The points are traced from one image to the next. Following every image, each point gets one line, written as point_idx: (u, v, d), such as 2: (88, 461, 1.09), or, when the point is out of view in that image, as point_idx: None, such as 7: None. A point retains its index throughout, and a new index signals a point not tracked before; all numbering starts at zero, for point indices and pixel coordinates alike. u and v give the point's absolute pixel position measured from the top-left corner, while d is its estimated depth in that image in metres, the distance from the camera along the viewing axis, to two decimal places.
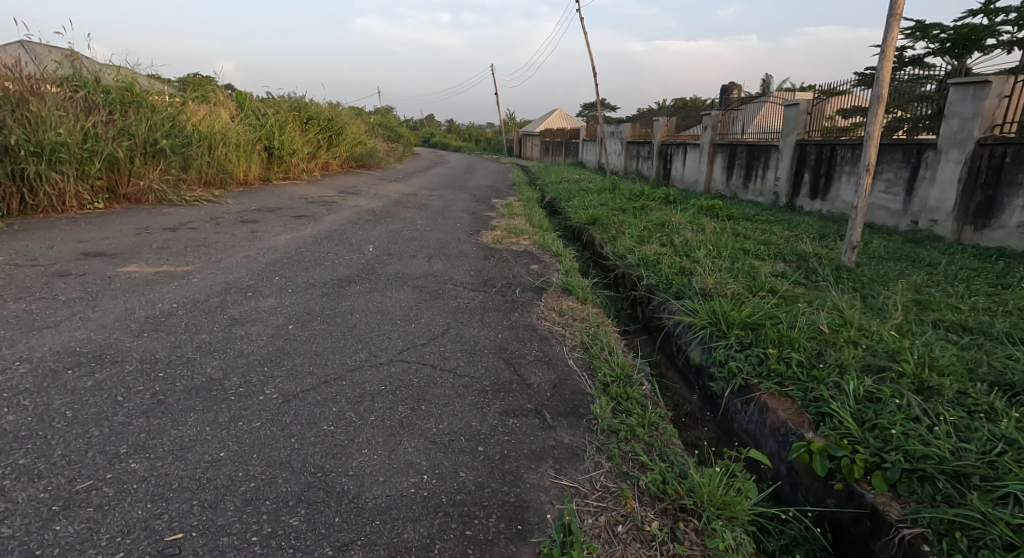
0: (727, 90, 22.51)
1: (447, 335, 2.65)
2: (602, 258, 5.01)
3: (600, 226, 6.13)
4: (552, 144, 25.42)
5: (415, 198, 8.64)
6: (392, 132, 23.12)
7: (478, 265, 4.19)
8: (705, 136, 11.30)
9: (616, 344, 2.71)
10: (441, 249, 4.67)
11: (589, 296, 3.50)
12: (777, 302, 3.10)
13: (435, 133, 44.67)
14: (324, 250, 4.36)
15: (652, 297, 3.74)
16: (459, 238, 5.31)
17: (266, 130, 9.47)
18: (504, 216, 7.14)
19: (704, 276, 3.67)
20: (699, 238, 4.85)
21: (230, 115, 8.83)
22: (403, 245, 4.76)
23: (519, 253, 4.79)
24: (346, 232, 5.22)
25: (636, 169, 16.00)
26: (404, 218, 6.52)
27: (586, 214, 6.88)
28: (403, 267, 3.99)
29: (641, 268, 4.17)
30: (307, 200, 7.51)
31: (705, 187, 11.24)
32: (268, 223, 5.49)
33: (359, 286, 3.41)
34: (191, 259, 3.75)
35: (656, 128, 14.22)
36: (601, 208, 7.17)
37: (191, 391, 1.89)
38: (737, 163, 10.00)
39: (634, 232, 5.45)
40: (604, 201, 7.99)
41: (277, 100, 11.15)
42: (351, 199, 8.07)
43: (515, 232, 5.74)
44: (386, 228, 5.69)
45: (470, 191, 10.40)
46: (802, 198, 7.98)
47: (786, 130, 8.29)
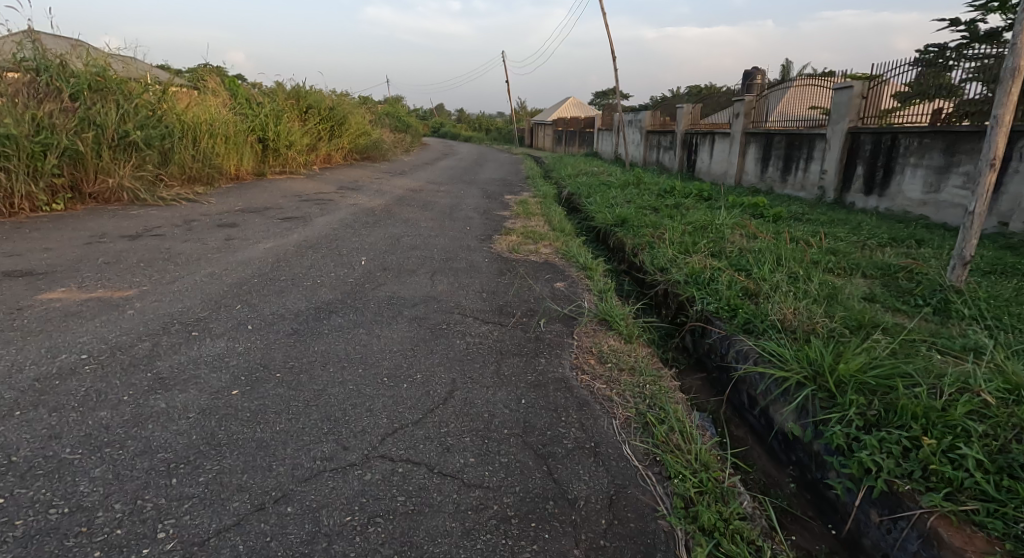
0: (749, 75, 21.56)
1: (451, 403, 1.92)
2: (638, 271, 4.28)
3: (632, 230, 5.35)
4: (565, 134, 24.47)
5: (420, 194, 7.89)
6: (400, 122, 22.31)
7: (491, 284, 3.44)
8: (736, 124, 10.40)
9: (683, 412, 1.99)
10: (447, 262, 3.94)
11: (634, 331, 2.76)
12: (891, 344, 2.34)
13: (445, 123, 43.78)
14: (308, 264, 3.64)
15: (710, 330, 3.02)
16: (469, 245, 4.57)
17: (259, 121, 8.75)
18: (520, 217, 6.38)
19: (778, 303, 2.92)
20: (756, 247, 4.06)
21: (220, 103, 8.14)
22: (404, 256, 4.04)
23: (540, 266, 4.04)
24: (337, 238, 4.50)
25: (656, 160, 15.11)
26: (407, 218, 5.78)
27: (613, 214, 6.10)
28: (400, 287, 3.26)
29: (692, 288, 3.45)
30: (302, 197, 6.81)
31: (736, 180, 10.37)
32: (250, 227, 4.78)
33: (342, 317, 2.69)
34: (139, 278, 3.05)
35: (679, 116, 13.30)
36: (629, 208, 6.37)
37: (22, 547, 1.14)
38: (774, 154, 9.12)
39: (672, 237, 4.68)
40: (630, 198, 7.18)
41: (275, 88, 10.44)
42: (351, 196, 7.34)
43: (533, 236, 4.99)
44: (385, 232, 4.96)
45: (481, 185, 9.63)
46: (853, 194, 7.13)
47: (835, 118, 7.40)
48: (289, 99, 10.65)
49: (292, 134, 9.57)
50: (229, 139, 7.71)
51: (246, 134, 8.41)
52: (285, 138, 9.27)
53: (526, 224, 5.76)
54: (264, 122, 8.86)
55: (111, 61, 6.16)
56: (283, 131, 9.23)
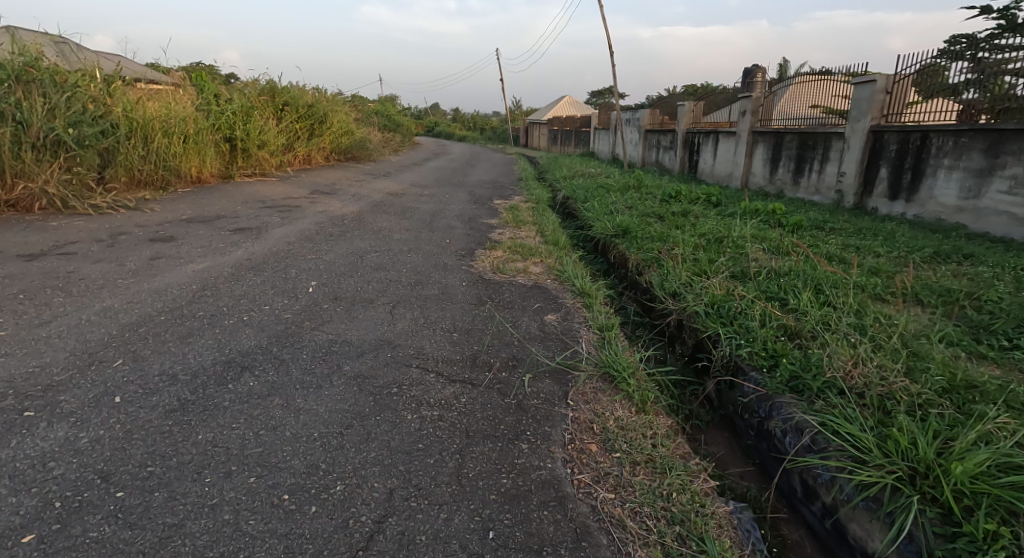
0: (749, 73, 21.11)
1: (375, 552, 1.24)
2: (646, 294, 3.63)
3: (636, 244, 4.69)
4: (561, 134, 23.85)
5: (401, 199, 7.20)
6: (391, 120, 21.58)
7: (465, 321, 2.77)
8: (743, 123, 9.76)
9: (734, 552, 1.32)
10: (414, 288, 3.26)
11: (647, 393, 2.11)
12: (1014, 422, 1.67)
13: (439, 122, 43.09)
14: (242, 292, 2.97)
15: (741, 383, 2.38)
16: (446, 264, 3.90)
17: (226, 118, 8.06)
18: (509, 226, 5.71)
19: (834, 351, 2.26)
20: (788, 267, 3.40)
21: (180, 98, 7.47)
22: (364, 281, 3.35)
23: (529, 291, 3.37)
24: (290, 256, 3.82)
25: (655, 160, 14.49)
26: (379, 228, 5.09)
27: (614, 224, 5.44)
28: (349, 327, 2.57)
29: (714, 323, 2.80)
30: (265, 203, 6.12)
31: (742, 183, 9.73)
32: (189, 242, 4.09)
33: (255, 377, 1.99)
34: (6, 318, 2.36)
35: (681, 115, 12.66)
36: (632, 216, 5.72)
37: None
38: (785, 155, 8.49)
39: (683, 252, 4.03)
40: (631, 205, 6.53)
41: (247, 84, 9.74)
42: (324, 202, 6.64)
43: (522, 251, 4.34)
44: (350, 246, 4.29)
45: (469, 188, 8.95)
46: (875, 198, 6.49)
47: (855, 115, 6.74)
48: (264, 96, 9.94)
49: (263, 133, 8.90)
50: (189, 138, 7.05)
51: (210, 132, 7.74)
52: (256, 137, 8.59)
53: (516, 235, 5.10)
54: (232, 119, 8.17)
55: (45, 47, 5.47)
56: (254, 129, 8.54)
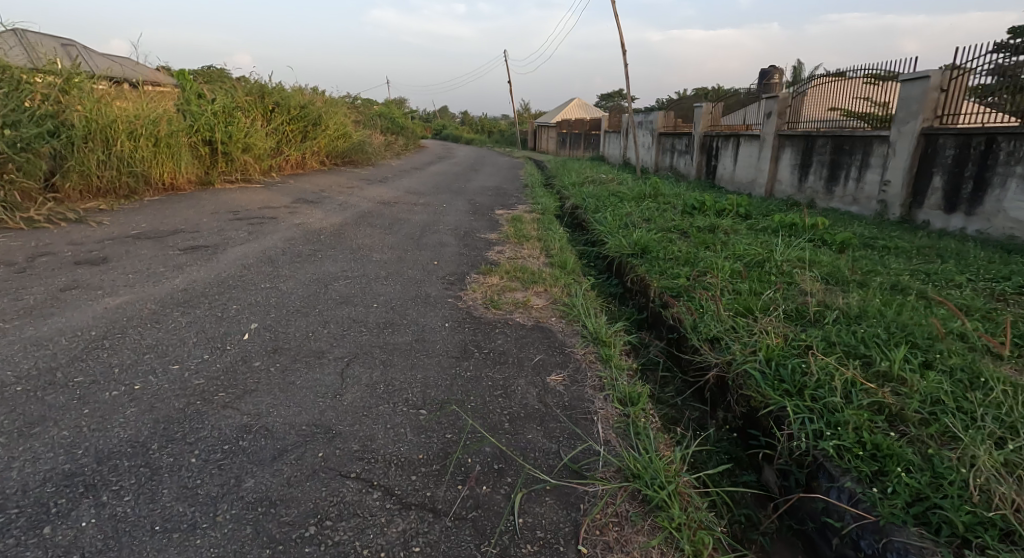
0: (766, 74, 20.38)
1: None
2: (676, 336, 2.93)
3: (658, 269, 3.98)
4: (570, 137, 23.18)
5: (392, 210, 6.53)
6: (395, 123, 20.96)
7: (439, 389, 2.07)
8: (768, 125, 9.01)
9: None
10: (382, 333, 2.57)
11: (698, 530, 1.40)
12: None
13: (446, 125, 42.57)
14: (152, 341, 2.29)
15: (824, 494, 1.67)
16: (430, 295, 3.21)
17: (206, 119, 7.48)
18: (510, 242, 5.02)
19: (975, 459, 1.52)
20: (860, 307, 2.66)
21: (152, 98, 6.87)
22: (320, 322, 2.66)
23: (529, 337, 2.67)
24: (238, 285, 3.16)
25: (670, 164, 13.77)
26: (358, 246, 4.41)
27: (631, 241, 4.74)
28: (276, 401, 1.87)
29: (776, 393, 2.09)
30: (238, 215, 5.47)
31: (767, 190, 8.99)
32: (123, 265, 3.43)
33: (96, 509, 1.30)
34: None
35: (698, 116, 11.93)
36: (652, 232, 5.00)
37: None
38: (816, 161, 7.73)
39: (718, 282, 3.33)
40: (648, 218, 5.82)
41: (234, 83, 9.15)
42: (305, 213, 5.99)
43: (522, 276, 3.66)
44: (317, 270, 3.62)
45: (470, 195, 8.29)
46: (926, 210, 5.72)
47: (902, 116, 5.97)
48: (252, 96, 9.34)
49: (248, 135, 8.32)
50: (161, 140, 6.46)
51: (187, 135, 7.17)
52: (240, 140, 8.01)
53: (518, 255, 4.41)
54: (211, 121, 7.57)
55: None
56: (237, 132, 7.95)
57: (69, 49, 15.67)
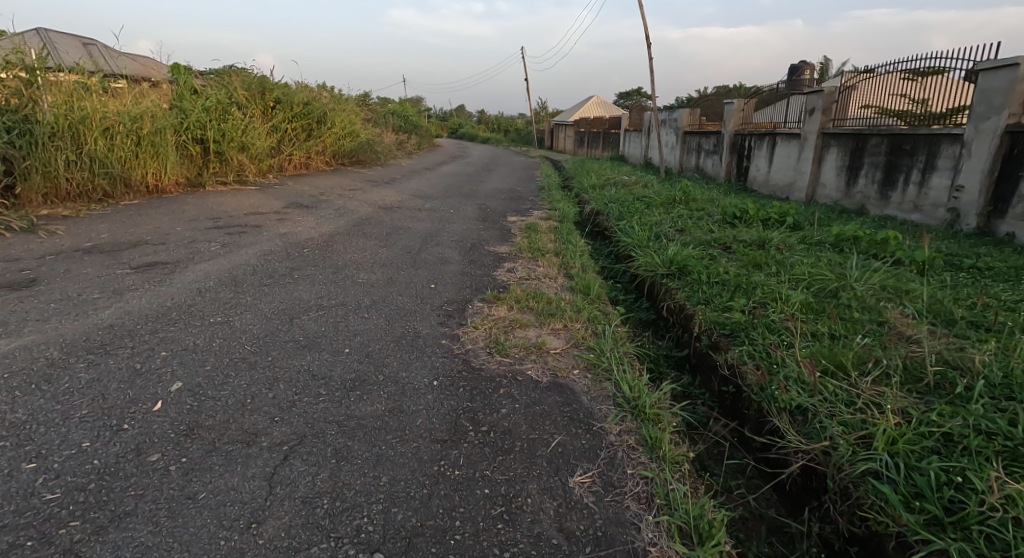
0: (796, 70, 19.44)
1: None
2: (737, 393, 2.34)
3: (704, 297, 3.29)
4: (588, 136, 22.45)
5: (393, 216, 5.92)
6: (408, 121, 20.38)
7: (410, 510, 1.40)
8: (810, 123, 8.22)
9: None
10: (346, 399, 1.92)
11: None
12: None
13: (462, 124, 42.01)
14: (25, 413, 1.67)
15: None
16: (420, 333, 2.57)
17: (198, 115, 6.96)
18: (522, 258, 4.36)
19: None
20: (1001, 368, 1.93)
21: (136, 94, 6.37)
22: (267, 379, 2.02)
23: (543, 405, 2.00)
24: (183, 319, 2.55)
25: (695, 165, 12.99)
26: (345, 263, 3.79)
27: (666, 260, 4.05)
28: (151, 543, 1.22)
29: (920, 518, 1.38)
30: (218, 223, 4.89)
31: (809, 194, 8.21)
32: (53, 289, 2.83)
33: None
34: None
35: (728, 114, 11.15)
36: (690, 248, 4.31)
37: None
38: (868, 163, 6.93)
39: (785, 321, 2.63)
40: (681, 231, 5.13)
41: (232, 78, 8.64)
42: (296, 220, 5.41)
43: (536, 306, 3.00)
44: (288, 296, 3.00)
45: (481, 200, 7.65)
46: (1010, 221, 4.90)
47: (980, 111, 5.17)
48: (252, 92, 8.82)
49: (245, 133, 7.81)
50: (145, 139, 5.95)
51: (175, 133, 6.65)
52: (235, 138, 7.49)
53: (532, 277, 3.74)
54: (203, 118, 7.05)
55: None
56: (232, 129, 7.42)
57: (81, 48, 15.40)
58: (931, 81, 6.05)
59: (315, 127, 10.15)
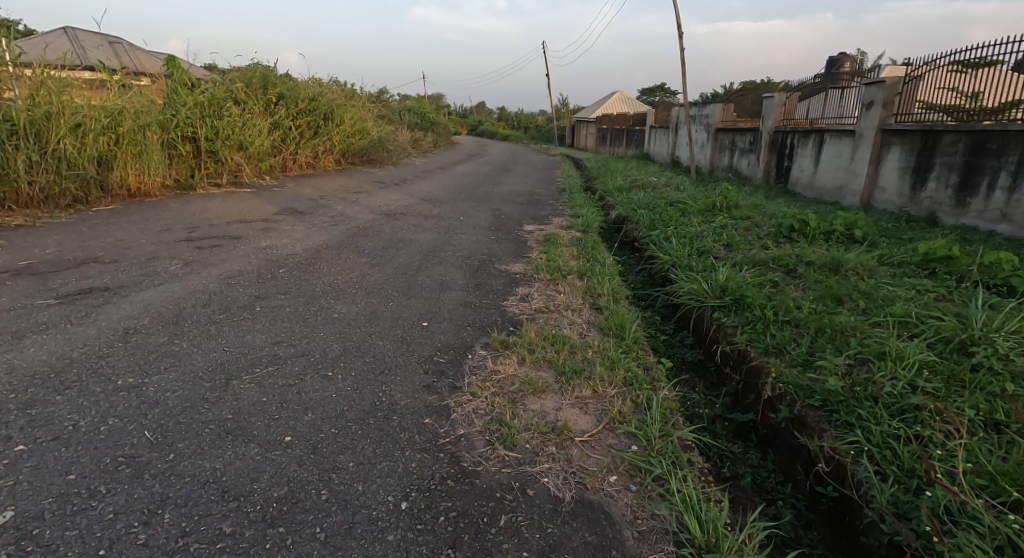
0: (833, 63, 18.32)
1: None
2: (840, 498, 1.73)
3: (776, 342, 2.57)
4: (610, 133, 21.59)
5: (395, 225, 5.28)
6: (424, 117, 19.74)
7: None
8: (867, 119, 7.36)
9: None
10: (260, 546, 1.24)
11: None
12: None
13: (481, 121, 41.38)
14: None
15: None
16: (397, 406, 1.89)
17: (189, 111, 6.43)
18: (539, 281, 3.67)
19: None
20: None
21: (118, 89, 5.84)
22: (152, 501, 1.35)
23: (565, 555, 1.29)
24: (82, 380, 1.90)
25: (728, 165, 12.12)
26: (325, 289, 3.13)
27: (718, 288, 3.33)
28: None
29: None
30: (193, 233, 4.28)
31: (864, 199, 7.39)
32: None
33: None
34: None
35: (767, 109, 10.29)
36: (745, 271, 3.57)
37: None
38: (939, 164, 6.11)
39: (906, 395, 1.91)
40: (727, 247, 4.38)
41: (232, 75, 8.11)
42: (285, 230, 4.80)
43: (557, 359, 2.31)
44: (240, 340, 2.35)
45: (495, 204, 6.97)
46: None
47: None
48: (252, 88, 8.28)
49: (244, 129, 7.26)
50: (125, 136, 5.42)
51: (163, 131, 6.11)
52: (232, 135, 6.95)
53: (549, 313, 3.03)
54: (195, 115, 6.49)
55: None
56: (227, 126, 6.87)
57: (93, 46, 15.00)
58: (982, 74, 5.74)
59: (322, 125, 9.59)
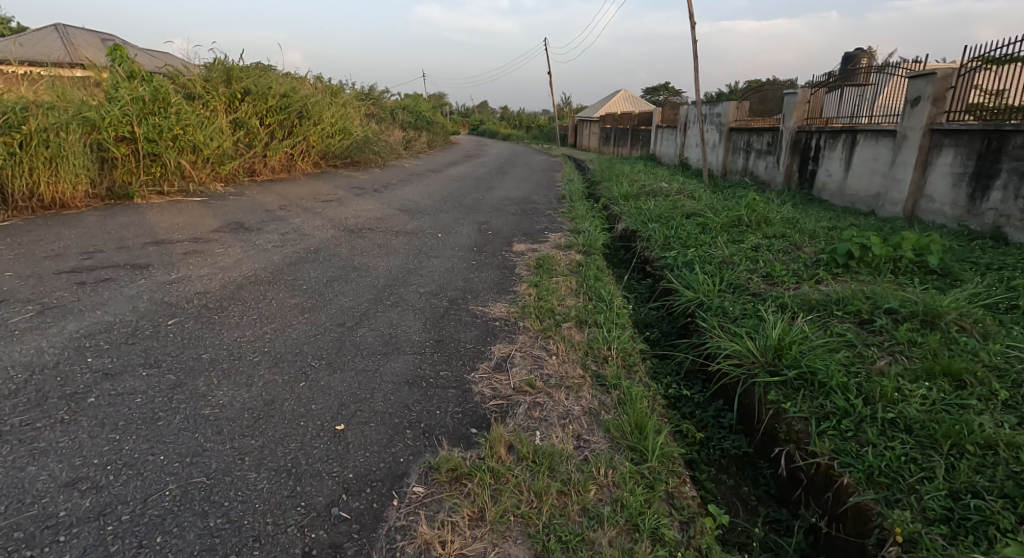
0: (849, 60, 17.37)
1: None
2: None
3: (886, 464, 1.65)
4: (614, 133, 20.64)
5: (357, 246, 4.36)
6: (421, 116, 18.80)
7: None
8: (911, 118, 6.43)
9: None
10: None
11: None
12: None
13: (482, 121, 40.49)
14: None
15: None
16: None
17: (124, 108, 5.54)
18: (525, 334, 2.76)
19: None
20: None
21: (28, 89, 5.03)
22: None
23: None
24: None
25: (742, 168, 11.17)
26: (212, 359, 2.18)
27: (771, 351, 2.40)
28: None
29: None
30: (88, 261, 3.37)
31: (908, 210, 6.45)
32: None
33: None
34: None
35: (789, 107, 9.34)
36: (804, 323, 2.64)
37: None
38: (1005, 170, 5.18)
39: None
40: (767, 281, 3.46)
41: (187, 70, 7.24)
42: (215, 253, 3.88)
43: (538, 515, 1.40)
44: (13, 472, 1.43)
45: (484, 215, 6.06)
46: None
47: None
48: (212, 85, 7.40)
49: (197, 128, 6.37)
50: (29, 139, 4.58)
51: (89, 132, 5.23)
52: (180, 136, 6.06)
53: (532, 399, 2.10)
54: (132, 112, 5.60)
55: None
56: (174, 124, 5.97)
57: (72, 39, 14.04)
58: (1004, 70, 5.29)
59: (297, 124, 8.69)
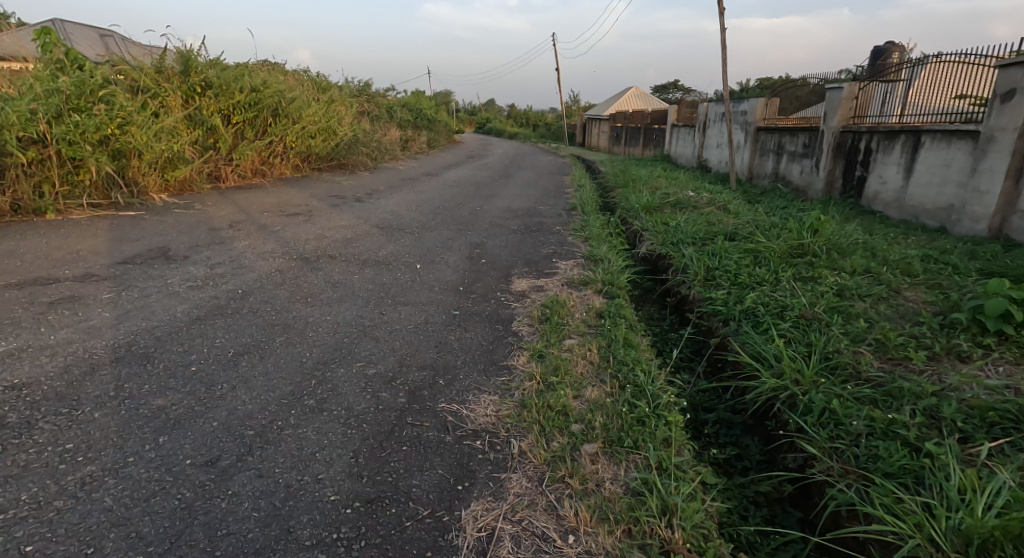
0: (880, 55, 16.11)
1: None
2: None
3: None
4: (626, 132, 19.45)
5: (304, 284, 3.30)
6: (422, 114, 17.68)
7: None
8: (1000, 116, 5.28)
9: None
10: None
11: None
12: None
13: (489, 118, 39.31)
14: None
15: None
16: None
17: (37, 102, 4.50)
18: (522, 473, 1.67)
19: None
20: None
21: None
22: None
23: None
24: None
25: (773, 171, 9.99)
26: None
27: (977, 549, 1.29)
28: None
29: None
30: None
31: (995, 229, 5.31)
32: None
33: None
34: None
35: (833, 103, 8.15)
36: (1005, 471, 1.52)
37: None
38: None
39: None
40: (881, 357, 2.34)
41: (136, 58, 6.18)
42: (97, 301, 2.81)
43: None
44: None
45: (477, 233, 4.97)
46: None
47: None
48: (165, 76, 6.36)
49: (139, 127, 5.33)
50: None
51: None
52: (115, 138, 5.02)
53: None
54: (48, 107, 4.56)
55: None
56: (105, 122, 4.92)
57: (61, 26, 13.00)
58: None
59: (270, 122, 7.63)
